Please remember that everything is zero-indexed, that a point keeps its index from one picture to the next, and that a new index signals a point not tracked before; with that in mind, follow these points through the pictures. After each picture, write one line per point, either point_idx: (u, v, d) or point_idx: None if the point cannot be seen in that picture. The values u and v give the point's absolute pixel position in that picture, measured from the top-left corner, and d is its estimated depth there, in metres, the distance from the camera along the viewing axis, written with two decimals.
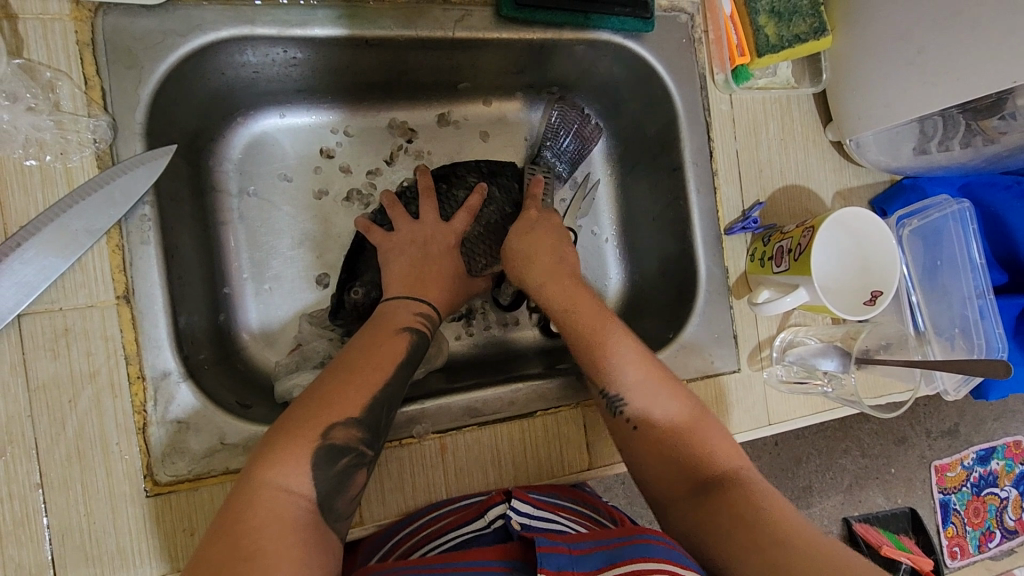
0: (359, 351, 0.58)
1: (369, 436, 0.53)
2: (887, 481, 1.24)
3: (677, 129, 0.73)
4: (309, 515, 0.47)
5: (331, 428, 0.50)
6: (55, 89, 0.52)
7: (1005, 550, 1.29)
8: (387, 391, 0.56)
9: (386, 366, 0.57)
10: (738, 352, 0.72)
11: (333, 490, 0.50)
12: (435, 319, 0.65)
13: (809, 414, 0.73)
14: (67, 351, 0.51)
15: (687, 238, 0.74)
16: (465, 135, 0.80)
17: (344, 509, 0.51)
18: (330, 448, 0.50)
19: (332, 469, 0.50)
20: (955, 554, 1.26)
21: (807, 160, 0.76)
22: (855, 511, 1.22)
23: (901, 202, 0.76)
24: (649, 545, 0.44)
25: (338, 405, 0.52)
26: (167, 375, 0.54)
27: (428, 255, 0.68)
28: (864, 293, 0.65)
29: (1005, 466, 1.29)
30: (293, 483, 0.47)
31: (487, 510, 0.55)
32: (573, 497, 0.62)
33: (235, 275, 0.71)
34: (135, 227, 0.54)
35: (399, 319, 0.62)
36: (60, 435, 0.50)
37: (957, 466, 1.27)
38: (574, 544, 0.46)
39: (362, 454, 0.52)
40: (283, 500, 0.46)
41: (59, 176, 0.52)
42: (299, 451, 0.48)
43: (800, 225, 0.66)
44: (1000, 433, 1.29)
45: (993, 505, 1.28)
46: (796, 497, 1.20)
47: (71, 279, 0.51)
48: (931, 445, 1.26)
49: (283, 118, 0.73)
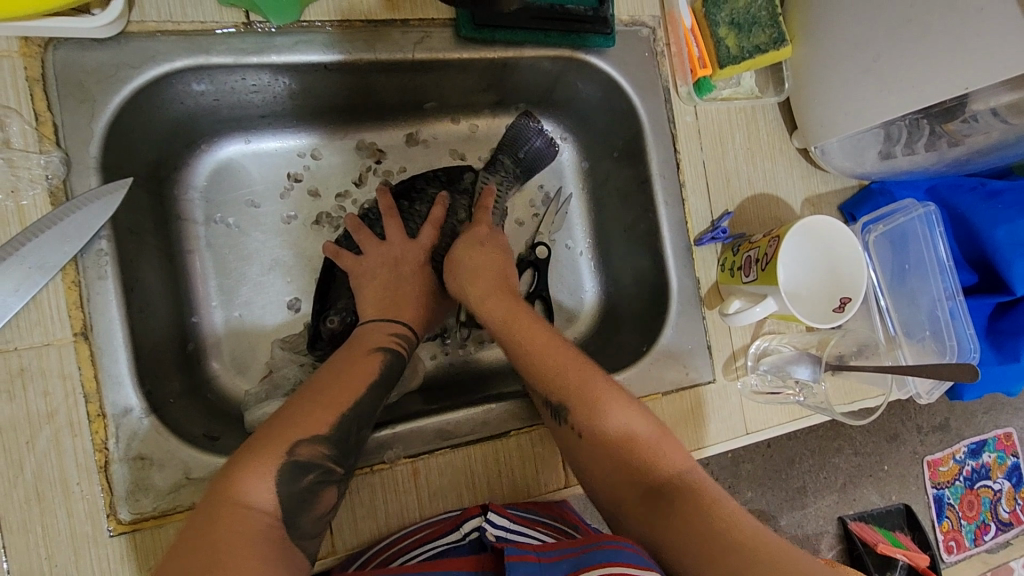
0: (331, 371, 0.58)
1: (337, 453, 0.53)
2: (880, 479, 1.24)
3: (643, 142, 0.73)
4: (273, 532, 0.46)
5: (296, 445, 0.50)
6: (4, 127, 0.50)
7: (1001, 542, 1.30)
8: (356, 410, 0.55)
9: (356, 386, 0.57)
10: (713, 362, 0.72)
11: (297, 507, 0.49)
12: (411, 339, 0.65)
13: (785, 422, 0.72)
14: (23, 392, 0.50)
15: (658, 249, 0.74)
16: (434, 154, 0.80)
17: (309, 528, 0.50)
18: (295, 464, 0.49)
19: (295, 488, 0.49)
20: (951, 549, 1.27)
21: (774, 168, 0.77)
22: (850, 510, 1.22)
23: (869, 206, 0.77)
24: (616, 550, 0.44)
25: (306, 422, 0.52)
26: (128, 412, 0.53)
27: (400, 276, 0.68)
28: (833, 300, 0.65)
29: (997, 458, 1.30)
30: (256, 499, 0.46)
31: (462, 524, 0.55)
32: (551, 513, 0.62)
33: (203, 304, 0.70)
34: (92, 262, 0.53)
35: (374, 339, 0.61)
36: (18, 477, 0.49)
37: (949, 460, 1.27)
38: (542, 553, 0.47)
39: (330, 472, 0.52)
40: (250, 517, 0.45)
41: (12, 215, 0.51)
42: (263, 469, 0.47)
43: (767, 235, 0.66)
44: (991, 426, 1.30)
45: (987, 498, 1.29)
46: (790, 499, 1.19)
47: (26, 318, 0.50)
48: (923, 441, 1.26)
49: (249, 144, 0.73)
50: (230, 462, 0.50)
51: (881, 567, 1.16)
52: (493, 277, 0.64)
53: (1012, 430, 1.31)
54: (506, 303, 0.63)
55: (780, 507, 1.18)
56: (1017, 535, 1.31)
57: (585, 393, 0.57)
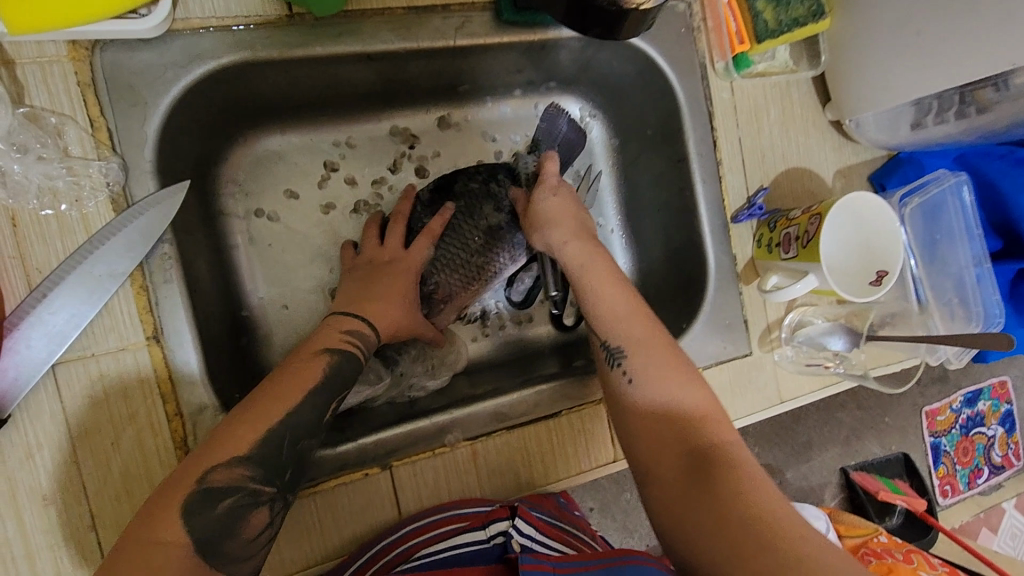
0: (275, 377, 0.54)
1: (264, 473, 0.49)
2: (882, 430, 1.27)
3: (680, 122, 0.74)
4: (192, 565, 0.42)
5: (208, 471, 0.46)
6: (62, 135, 0.50)
7: (993, 484, 1.36)
8: (291, 423, 0.51)
9: (292, 395, 0.52)
10: (749, 336, 0.74)
11: (220, 534, 0.45)
12: (369, 336, 0.61)
13: (817, 390, 0.75)
14: (104, 396, 0.51)
15: (695, 228, 0.75)
16: (467, 138, 0.80)
17: (238, 553, 0.46)
18: (209, 490, 0.45)
19: (213, 513, 0.45)
20: (946, 492, 1.32)
21: (807, 142, 0.77)
22: (853, 461, 1.26)
23: (898, 176, 0.78)
24: (639, 565, 0.47)
25: (229, 441, 0.48)
26: (203, 409, 0.54)
27: (384, 277, 0.66)
28: (869, 274, 0.67)
29: (992, 406, 1.35)
30: (167, 532, 0.43)
31: (489, 524, 0.56)
32: (570, 520, 0.62)
33: (252, 296, 0.71)
34: (157, 267, 0.53)
35: (323, 340, 0.58)
36: (107, 477, 0.51)
37: (947, 410, 1.30)
38: (559, 563, 0.48)
39: (255, 494, 0.48)
40: (164, 552, 0.42)
41: (76, 222, 0.51)
42: (174, 500, 0.44)
43: (806, 211, 0.67)
44: (986, 375, 1.35)
45: (981, 444, 1.35)
46: (797, 453, 1.23)
47: (100, 324, 0.51)
48: (923, 393, 1.29)
49: (283, 134, 0.72)
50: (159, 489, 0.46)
51: (883, 512, 1.23)
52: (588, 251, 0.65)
53: (1007, 378, 1.36)
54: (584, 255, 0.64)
55: (787, 460, 1.22)
56: (1008, 477, 1.38)
57: (642, 347, 0.59)
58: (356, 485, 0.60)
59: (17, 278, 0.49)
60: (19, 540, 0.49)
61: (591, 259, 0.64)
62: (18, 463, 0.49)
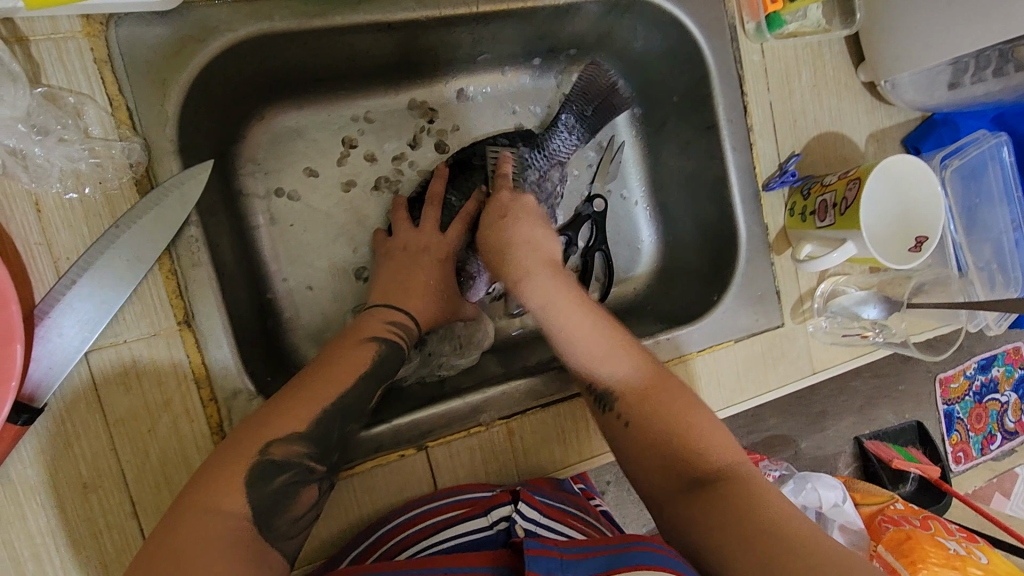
0: (321, 363, 0.56)
1: (317, 451, 0.50)
2: (896, 398, 1.22)
3: (709, 88, 0.71)
4: (245, 537, 0.43)
5: (269, 444, 0.47)
6: (82, 115, 0.49)
7: (1006, 450, 1.30)
8: (342, 405, 0.53)
9: (342, 380, 0.54)
10: (781, 307, 0.73)
11: (271, 509, 0.46)
12: (410, 327, 0.62)
13: (851, 359, 0.74)
14: (139, 382, 0.50)
15: (726, 197, 0.73)
16: (488, 109, 0.78)
17: (286, 529, 0.47)
18: (268, 464, 0.47)
19: (266, 489, 0.46)
20: (960, 459, 1.27)
21: (840, 105, 0.74)
22: (867, 430, 1.21)
23: (934, 139, 0.76)
24: (652, 553, 0.44)
25: (286, 417, 0.49)
26: (238, 394, 0.53)
27: (411, 269, 0.66)
28: (908, 240, 0.65)
29: (1006, 372, 1.26)
30: (225, 501, 0.44)
31: (491, 509, 0.54)
32: (579, 503, 0.61)
33: (276, 278, 0.70)
34: (185, 250, 0.52)
35: (369, 329, 0.59)
36: (146, 464, 0.50)
37: (959, 377, 1.24)
38: (567, 549, 0.45)
39: (308, 470, 0.50)
40: (219, 522, 0.43)
41: (102, 206, 0.50)
42: (229, 475, 0.45)
43: (843, 177, 0.65)
44: (1001, 341, 1.25)
45: (994, 410, 1.27)
46: (810, 421, 1.18)
47: (131, 310, 0.50)
48: (936, 360, 1.23)
49: (301, 111, 0.70)
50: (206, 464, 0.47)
51: (897, 479, 1.19)
52: (557, 286, 0.61)
53: (1021, 343, 1.27)
54: (548, 292, 0.61)
55: (801, 430, 1.17)
56: (1022, 441, 1.32)
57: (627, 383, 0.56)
58: (393, 465, 0.59)
59: (44, 264, 0.48)
60: (63, 529, 0.49)
61: (552, 298, 0.61)
62: (57, 452, 0.49)
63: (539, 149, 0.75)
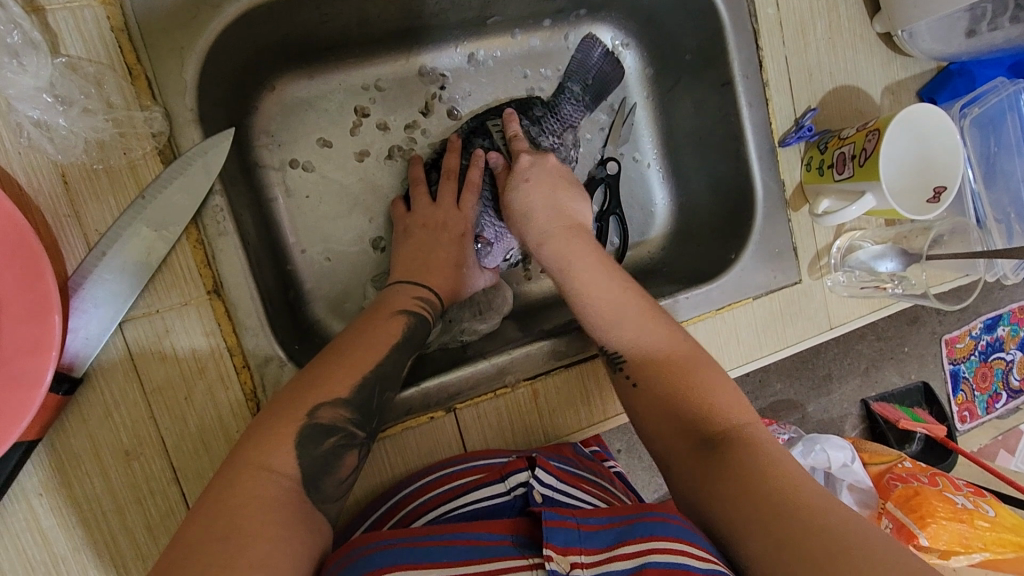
0: (354, 333, 0.56)
1: (360, 417, 0.52)
2: (901, 359, 1.22)
3: (722, 43, 0.70)
4: (294, 495, 0.45)
5: (317, 407, 0.49)
6: (101, 84, 0.49)
7: (1011, 409, 1.30)
8: (379, 372, 0.54)
9: (380, 347, 0.55)
10: (798, 264, 0.73)
11: (320, 470, 0.48)
12: (436, 303, 0.63)
13: (867, 314, 0.75)
14: (172, 351, 0.51)
15: (741, 154, 0.73)
16: (499, 73, 0.77)
17: (333, 491, 0.49)
18: (316, 427, 0.48)
19: (317, 451, 0.48)
20: (965, 419, 1.28)
21: (855, 57, 0.74)
22: (873, 392, 1.21)
23: (950, 90, 0.75)
24: (662, 522, 0.45)
25: (325, 385, 0.50)
26: (270, 360, 0.54)
27: (433, 241, 0.66)
28: (927, 191, 0.65)
29: (1011, 331, 1.26)
30: (279, 462, 0.46)
31: (508, 475, 0.54)
32: (591, 468, 0.62)
33: (295, 250, 0.70)
34: (211, 219, 0.52)
35: (399, 302, 0.60)
36: (184, 431, 0.51)
37: (966, 337, 1.24)
38: (583, 519, 0.46)
39: (352, 435, 0.51)
40: (272, 483, 0.45)
41: (127, 177, 0.50)
42: (280, 437, 0.47)
43: (862, 129, 0.65)
44: (1006, 301, 1.25)
45: (999, 369, 1.28)
46: (816, 386, 1.18)
47: (161, 280, 0.51)
48: (942, 321, 1.24)
49: (312, 80, 0.70)
50: (249, 430, 0.49)
51: (903, 439, 1.20)
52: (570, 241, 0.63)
53: None
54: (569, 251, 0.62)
55: (808, 395, 1.18)
56: None
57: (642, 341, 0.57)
58: (425, 428, 0.61)
59: (74, 235, 0.49)
60: (108, 496, 0.50)
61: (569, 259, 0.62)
62: (98, 421, 0.50)
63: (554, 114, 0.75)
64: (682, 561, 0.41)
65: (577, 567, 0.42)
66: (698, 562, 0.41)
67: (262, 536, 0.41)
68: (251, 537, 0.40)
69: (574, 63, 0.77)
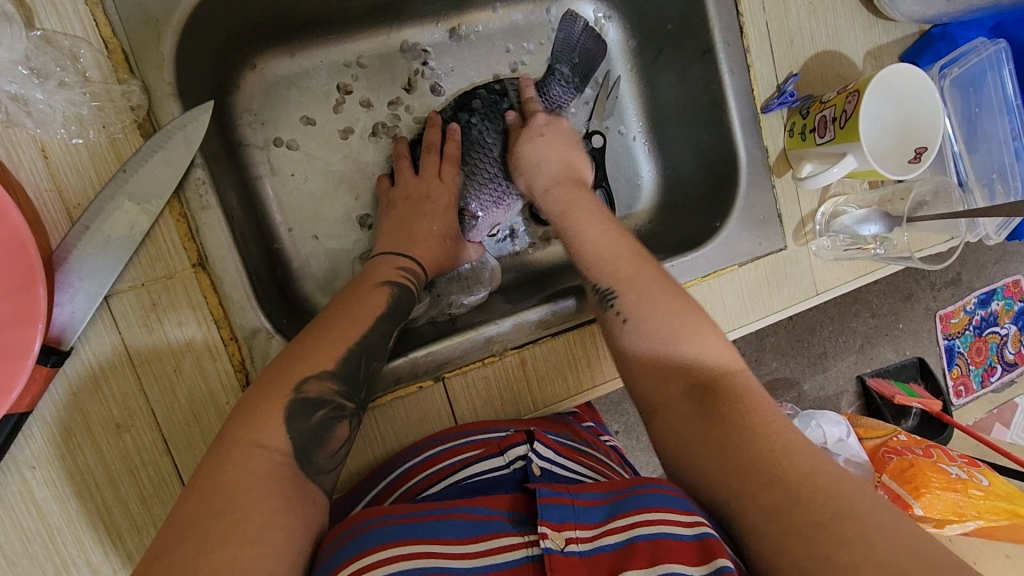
0: (339, 303, 0.57)
1: (346, 388, 0.52)
2: (897, 336, 1.23)
3: (702, 9, 0.70)
4: (285, 471, 0.45)
5: (302, 381, 0.49)
6: (78, 58, 0.49)
7: (1005, 381, 1.31)
8: (365, 342, 0.54)
9: (363, 321, 0.55)
10: (784, 230, 0.74)
11: (311, 444, 0.48)
12: (420, 274, 0.63)
13: (852, 279, 0.76)
14: (159, 323, 0.52)
15: (723, 123, 0.73)
16: (481, 48, 0.77)
17: (326, 463, 0.49)
18: (304, 402, 0.49)
19: (307, 424, 0.48)
20: (960, 393, 1.29)
21: (837, 23, 0.74)
22: (868, 367, 1.22)
23: (932, 54, 0.76)
24: (654, 493, 0.44)
25: (311, 357, 0.51)
26: (257, 332, 0.54)
27: (417, 213, 0.67)
28: (908, 152, 0.66)
29: (1005, 305, 1.27)
30: (269, 438, 0.46)
31: (506, 449, 0.54)
32: (586, 438, 0.63)
33: (282, 229, 0.70)
34: (193, 191, 0.53)
35: (382, 273, 0.60)
36: (174, 402, 0.52)
37: (959, 312, 1.25)
38: (578, 494, 0.45)
39: (342, 407, 0.51)
40: (264, 458, 0.45)
41: (108, 151, 0.50)
42: (268, 412, 0.47)
43: (842, 92, 0.65)
44: (999, 275, 1.26)
45: (994, 343, 1.28)
46: (812, 362, 1.19)
47: (146, 253, 0.51)
48: (936, 296, 1.24)
49: (294, 57, 0.71)
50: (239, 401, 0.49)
51: (898, 414, 1.21)
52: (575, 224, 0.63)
53: (1020, 277, 1.28)
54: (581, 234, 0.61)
55: (803, 372, 1.18)
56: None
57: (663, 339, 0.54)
58: (413, 398, 0.61)
59: (56, 209, 0.49)
60: (101, 467, 0.50)
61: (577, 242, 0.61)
62: (87, 395, 0.50)
63: (542, 95, 0.76)
64: (670, 533, 0.41)
65: (573, 542, 0.42)
66: (686, 530, 0.41)
67: (249, 504, 0.41)
68: (243, 512, 0.40)
69: (559, 45, 0.77)
